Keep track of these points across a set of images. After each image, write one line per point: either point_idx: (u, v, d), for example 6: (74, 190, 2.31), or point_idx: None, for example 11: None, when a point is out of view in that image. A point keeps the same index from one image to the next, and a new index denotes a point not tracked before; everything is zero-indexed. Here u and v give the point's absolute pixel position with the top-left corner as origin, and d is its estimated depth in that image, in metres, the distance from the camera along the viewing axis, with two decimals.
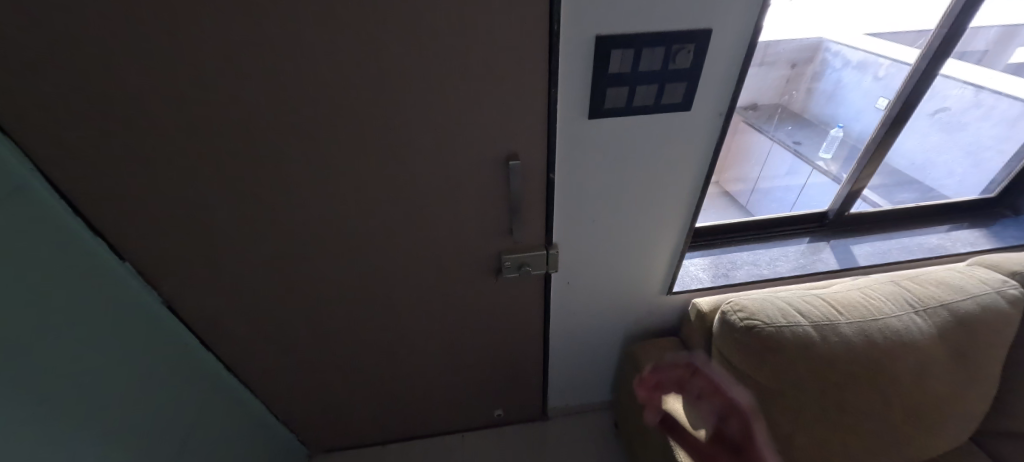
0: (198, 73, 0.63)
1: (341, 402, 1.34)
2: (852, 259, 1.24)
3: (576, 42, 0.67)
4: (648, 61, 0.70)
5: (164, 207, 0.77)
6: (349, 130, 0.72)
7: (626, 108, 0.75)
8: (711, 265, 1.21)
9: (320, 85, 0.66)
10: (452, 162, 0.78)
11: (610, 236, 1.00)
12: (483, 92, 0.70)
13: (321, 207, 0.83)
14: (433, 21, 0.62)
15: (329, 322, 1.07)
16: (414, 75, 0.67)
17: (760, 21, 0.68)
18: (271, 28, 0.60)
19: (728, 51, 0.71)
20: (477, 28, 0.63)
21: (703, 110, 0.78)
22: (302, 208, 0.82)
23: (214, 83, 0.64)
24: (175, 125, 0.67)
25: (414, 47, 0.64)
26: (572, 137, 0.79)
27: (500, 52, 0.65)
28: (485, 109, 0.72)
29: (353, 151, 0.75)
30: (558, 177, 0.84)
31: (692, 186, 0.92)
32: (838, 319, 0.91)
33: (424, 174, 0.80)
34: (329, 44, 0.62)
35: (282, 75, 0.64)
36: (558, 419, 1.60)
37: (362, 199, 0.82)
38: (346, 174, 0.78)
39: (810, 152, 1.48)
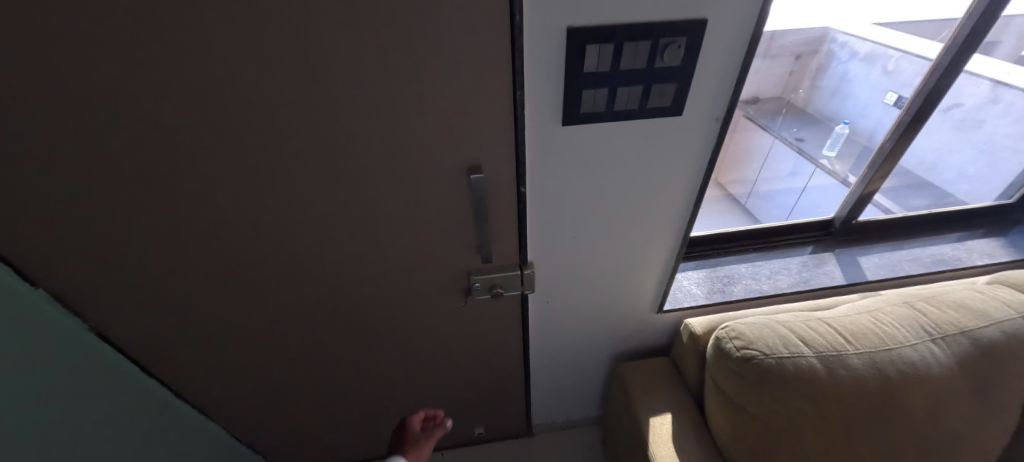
0: (78, 79, 0.51)
1: (309, 425, 1.24)
2: (859, 272, 1.14)
3: (544, 36, 0.56)
4: (630, 57, 0.58)
5: (69, 233, 0.66)
6: (278, 143, 0.60)
7: (607, 113, 0.64)
8: (706, 279, 1.11)
9: (234, 91, 0.54)
10: (407, 177, 0.67)
11: (593, 253, 0.89)
12: (437, 99, 0.59)
13: (258, 228, 0.71)
14: (366, 15, 0.50)
15: (284, 347, 0.97)
16: (350, 79, 0.55)
17: (764, 10, 0.57)
18: (161, 23, 0.48)
19: (725, 45, 0.60)
20: (422, 22, 0.51)
21: (696, 114, 0.67)
22: (236, 230, 0.71)
23: (102, 90, 0.52)
24: (62, 140, 0.56)
25: (347, 46, 0.52)
26: (544, 146, 0.68)
27: (453, 51, 0.54)
28: (441, 117, 0.60)
29: (287, 167, 0.64)
30: (530, 191, 0.74)
31: (683, 198, 0.82)
32: (846, 349, 0.81)
33: (374, 190, 0.69)
34: (238, 43, 0.50)
35: (185, 81, 0.53)
36: (545, 436, 1.51)
37: (305, 219, 0.71)
38: (283, 192, 0.67)
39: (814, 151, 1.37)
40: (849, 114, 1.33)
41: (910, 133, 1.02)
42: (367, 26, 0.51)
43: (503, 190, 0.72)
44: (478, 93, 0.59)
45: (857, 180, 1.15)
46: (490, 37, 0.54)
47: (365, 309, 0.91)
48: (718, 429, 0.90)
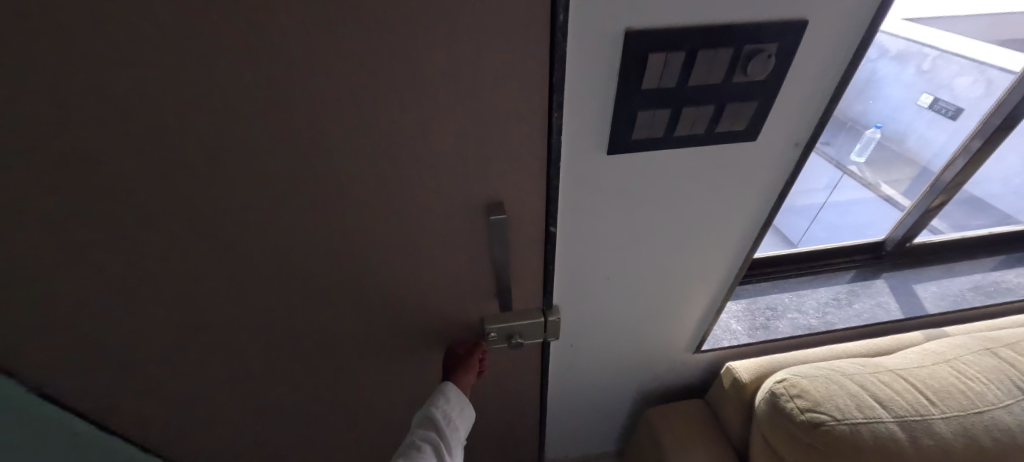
0: None
1: None
2: (917, 306, 1.01)
3: (594, 43, 0.42)
4: (704, 71, 0.44)
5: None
6: (244, 191, 0.46)
7: (665, 139, 0.51)
8: (746, 313, 0.98)
9: (181, 132, 0.40)
10: (411, 217, 0.53)
11: (628, 295, 0.76)
12: (451, 126, 0.44)
13: (221, 292, 0.56)
14: (361, 26, 0.36)
15: (258, 422, 0.80)
16: (338, 109, 0.41)
17: (881, 8, 0.43)
18: (62, 47, 0.33)
19: (822, 55, 0.46)
20: (435, 25, 0.37)
21: (774, 140, 0.54)
22: (191, 296, 0.55)
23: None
24: None
25: (333, 68, 0.38)
26: (583, 179, 0.54)
27: (478, 71, 0.40)
28: (455, 148, 0.46)
29: (256, 218, 0.49)
30: (560, 229, 0.60)
31: (740, 233, 0.68)
32: (930, 412, 0.69)
33: (369, 238, 0.54)
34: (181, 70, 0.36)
35: (113, 123, 0.38)
36: None
37: (283, 275, 0.57)
38: (253, 247, 0.52)
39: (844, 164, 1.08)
40: (881, 117, 1.06)
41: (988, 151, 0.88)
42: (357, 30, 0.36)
43: (529, 230, 0.58)
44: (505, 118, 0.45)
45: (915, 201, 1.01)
46: (525, 46, 0.40)
47: (357, 365, 0.76)
48: None
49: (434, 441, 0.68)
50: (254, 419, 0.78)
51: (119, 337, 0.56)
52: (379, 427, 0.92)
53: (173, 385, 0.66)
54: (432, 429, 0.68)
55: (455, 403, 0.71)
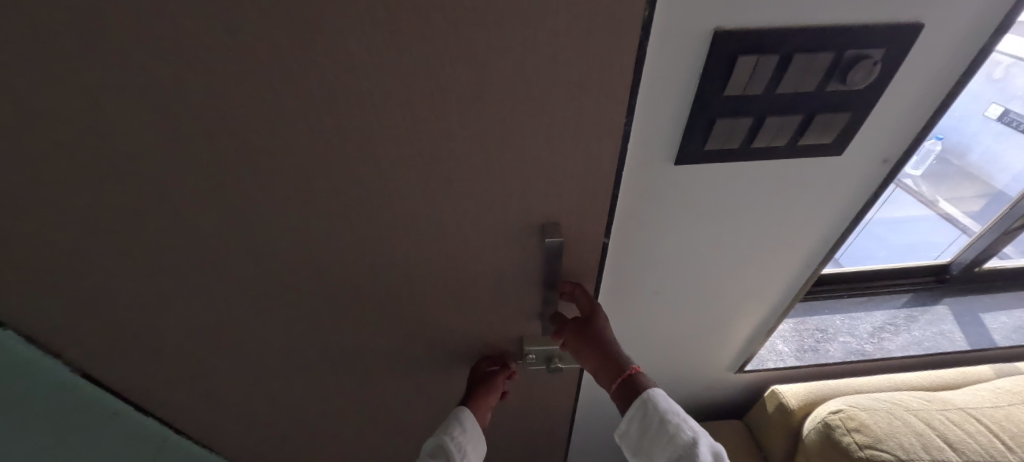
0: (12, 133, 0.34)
1: None
2: (984, 337, 0.94)
3: (679, 44, 0.38)
4: (797, 76, 0.40)
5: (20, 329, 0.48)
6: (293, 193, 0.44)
7: (739, 151, 0.46)
8: (794, 333, 0.92)
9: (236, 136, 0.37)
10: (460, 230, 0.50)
11: (676, 310, 0.72)
12: (515, 136, 0.41)
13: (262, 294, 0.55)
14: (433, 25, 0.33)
15: (288, 423, 0.78)
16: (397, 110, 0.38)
17: (1013, 11, 0.38)
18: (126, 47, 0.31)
19: (933, 61, 0.41)
20: (512, 26, 0.33)
21: (861, 153, 0.49)
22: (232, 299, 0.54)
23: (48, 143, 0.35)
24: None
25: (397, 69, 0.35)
26: (647, 189, 0.50)
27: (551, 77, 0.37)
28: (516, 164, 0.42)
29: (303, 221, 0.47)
30: (615, 239, 0.56)
31: (807, 253, 0.63)
32: (1006, 458, 0.63)
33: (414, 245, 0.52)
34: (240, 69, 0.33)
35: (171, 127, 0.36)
36: None
37: (324, 281, 0.54)
38: (297, 252, 0.50)
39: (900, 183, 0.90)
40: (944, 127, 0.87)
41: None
42: (430, 28, 0.33)
43: (581, 246, 0.54)
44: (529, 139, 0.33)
45: (990, 222, 0.93)
46: (609, 48, 0.36)
47: (385, 373, 0.74)
48: None
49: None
50: (283, 419, 0.77)
51: (160, 337, 0.55)
52: (403, 433, 0.90)
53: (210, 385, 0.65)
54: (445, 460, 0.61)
55: (468, 432, 0.64)
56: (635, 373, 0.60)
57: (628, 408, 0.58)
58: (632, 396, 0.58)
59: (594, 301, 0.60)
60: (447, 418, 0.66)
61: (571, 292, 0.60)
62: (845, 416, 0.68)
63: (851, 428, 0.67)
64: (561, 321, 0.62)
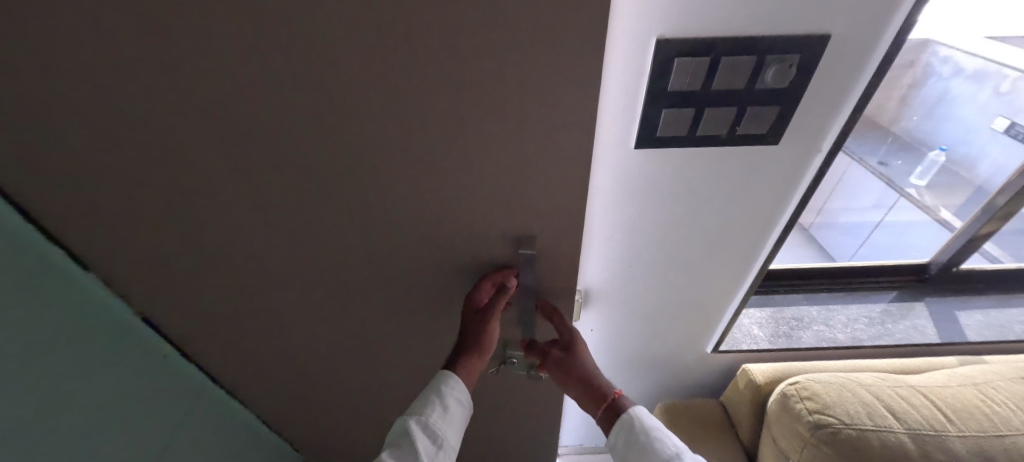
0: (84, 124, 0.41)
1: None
2: (957, 332, 0.98)
3: (629, 46, 0.47)
4: (728, 75, 0.49)
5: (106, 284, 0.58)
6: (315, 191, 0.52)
7: (687, 137, 0.55)
8: (770, 320, 0.99)
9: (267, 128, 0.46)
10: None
11: (650, 285, 0.80)
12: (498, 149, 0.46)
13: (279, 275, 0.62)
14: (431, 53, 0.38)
15: (301, 393, 0.87)
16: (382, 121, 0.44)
17: (907, 25, 0.47)
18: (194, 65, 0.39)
19: (847, 65, 0.49)
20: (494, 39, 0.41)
21: (797, 142, 0.57)
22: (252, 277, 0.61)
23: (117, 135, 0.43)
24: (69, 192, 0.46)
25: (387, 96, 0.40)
26: (613, 169, 0.60)
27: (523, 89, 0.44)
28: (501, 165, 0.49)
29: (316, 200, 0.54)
30: (590, 214, 0.66)
31: (763, 235, 0.71)
32: (946, 430, 0.69)
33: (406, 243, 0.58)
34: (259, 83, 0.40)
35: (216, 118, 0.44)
36: None
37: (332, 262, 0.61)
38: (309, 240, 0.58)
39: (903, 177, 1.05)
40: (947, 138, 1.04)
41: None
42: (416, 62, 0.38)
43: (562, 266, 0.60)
44: (494, 119, 0.41)
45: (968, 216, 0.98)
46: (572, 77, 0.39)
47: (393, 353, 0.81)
48: None
49: (412, 456, 0.57)
50: (297, 389, 0.85)
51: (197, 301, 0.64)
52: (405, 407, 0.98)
53: (238, 351, 0.74)
54: (412, 443, 0.58)
55: (448, 414, 0.60)
56: (616, 398, 0.69)
57: (611, 428, 0.67)
58: (615, 418, 0.67)
59: (573, 331, 0.69)
60: (428, 392, 0.62)
61: (551, 318, 0.67)
62: (799, 387, 0.76)
63: (804, 397, 0.74)
64: (546, 351, 0.71)
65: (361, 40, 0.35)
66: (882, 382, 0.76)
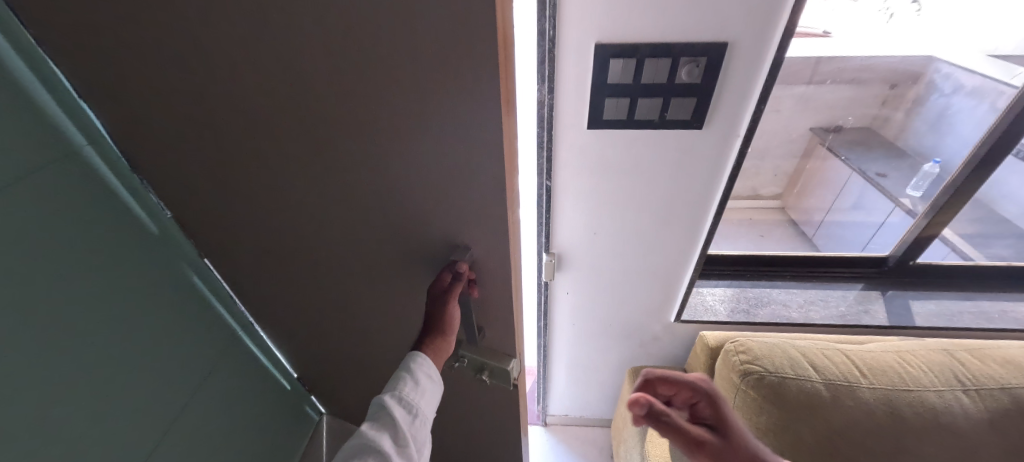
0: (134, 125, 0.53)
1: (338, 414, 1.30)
2: (907, 318, 1.07)
3: (574, 48, 0.64)
4: (652, 71, 0.65)
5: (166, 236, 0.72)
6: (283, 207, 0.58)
7: (628, 121, 0.71)
8: (732, 298, 1.13)
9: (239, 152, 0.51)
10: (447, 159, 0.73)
11: (615, 253, 0.94)
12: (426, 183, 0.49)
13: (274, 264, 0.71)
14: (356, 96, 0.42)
15: (312, 354, 1.01)
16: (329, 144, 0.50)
17: (787, 35, 0.61)
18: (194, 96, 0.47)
19: (745, 66, 0.64)
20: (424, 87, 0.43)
21: (717, 126, 0.72)
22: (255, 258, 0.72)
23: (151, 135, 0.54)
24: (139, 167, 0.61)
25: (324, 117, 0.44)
26: (573, 147, 0.76)
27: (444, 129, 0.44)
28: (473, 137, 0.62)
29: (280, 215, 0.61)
30: (556, 184, 0.82)
31: (703, 208, 0.85)
32: (858, 382, 0.79)
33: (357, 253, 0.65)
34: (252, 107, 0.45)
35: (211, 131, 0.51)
36: (563, 444, 1.54)
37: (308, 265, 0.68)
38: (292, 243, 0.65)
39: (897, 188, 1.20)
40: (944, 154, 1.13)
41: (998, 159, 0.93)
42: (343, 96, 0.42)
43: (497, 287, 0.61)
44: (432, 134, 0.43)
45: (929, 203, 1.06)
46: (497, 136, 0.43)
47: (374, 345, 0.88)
48: None
49: (390, 428, 0.58)
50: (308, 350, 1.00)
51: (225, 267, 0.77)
52: None
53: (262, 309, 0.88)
54: (389, 414, 0.58)
55: (419, 387, 0.60)
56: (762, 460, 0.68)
57: None
58: None
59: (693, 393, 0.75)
60: (397, 369, 0.62)
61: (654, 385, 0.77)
62: (737, 343, 0.87)
63: (739, 351, 0.86)
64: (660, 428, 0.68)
65: (317, 66, 0.40)
66: (812, 344, 0.86)
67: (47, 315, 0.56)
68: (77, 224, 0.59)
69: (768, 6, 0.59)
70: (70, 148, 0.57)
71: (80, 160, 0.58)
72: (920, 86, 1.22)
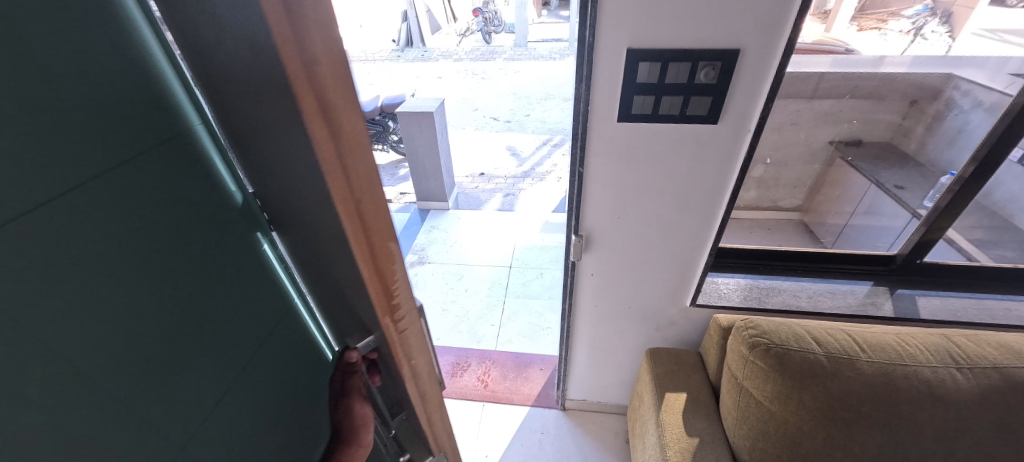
0: None
1: None
2: (911, 311, 1.15)
3: (609, 52, 0.77)
4: (674, 73, 0.78)
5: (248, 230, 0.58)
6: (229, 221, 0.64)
7: (653, 115, 0.84)
8: (744, 287, 1.22)
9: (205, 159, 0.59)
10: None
11: (637, 237, 1.05)
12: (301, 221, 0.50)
13: None
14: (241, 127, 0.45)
15: None
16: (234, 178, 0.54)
17: (790, 44, 0.73)
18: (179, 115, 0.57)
19: (754, 70, 0.76)
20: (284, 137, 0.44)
21: (730, 122, 0.83)
22: None
23: None
24: None
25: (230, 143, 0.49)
26: (604, 138, 0.88)
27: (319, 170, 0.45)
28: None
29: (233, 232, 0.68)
30: (588, 171, 0.94)
31: (717, 197, 0.95)
32: (858, 356, 0.88)
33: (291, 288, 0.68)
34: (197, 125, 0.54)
35: None
36: (581, 427, 1.63)
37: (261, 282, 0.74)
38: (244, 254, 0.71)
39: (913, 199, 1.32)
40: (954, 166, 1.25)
41: (1002, 154, 1.03)
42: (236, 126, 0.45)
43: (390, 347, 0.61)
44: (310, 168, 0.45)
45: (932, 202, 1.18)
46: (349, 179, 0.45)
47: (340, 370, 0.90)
48: (727, 411, 1.00)
49: None
50: None
51: None
52: None
53: None
54: None
55: None
56: None
57: None
58: None
59: None
60: None
61: None
62: (748, 321, 0.96)
63: (749, 326, 0.95)
64: None
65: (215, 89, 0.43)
66: (817, 324, 0.95)
67: (104, 321, 0.41)
68: (149, 200, 0.45)
69: (773, 20, 0.72)
70: (179, 123, 0.48)
71: (186, 137, 0.48)
72: (939, 103, 1.30)
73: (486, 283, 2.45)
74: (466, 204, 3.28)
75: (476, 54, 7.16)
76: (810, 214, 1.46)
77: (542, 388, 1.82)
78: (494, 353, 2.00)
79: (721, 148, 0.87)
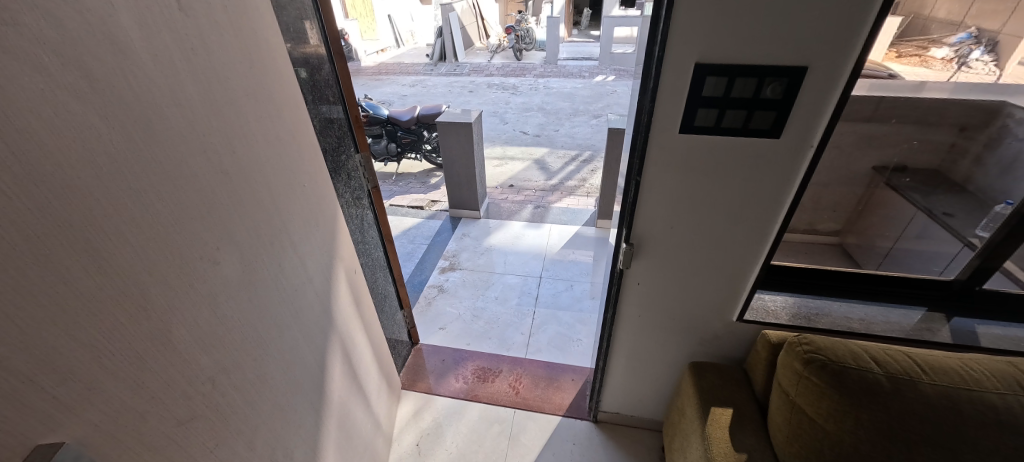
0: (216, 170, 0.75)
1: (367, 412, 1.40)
2: (972, 338, 1.14)
3: (678, 66, 0.80)
4: (740, 87, 0.81)
5: None
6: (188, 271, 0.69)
7: (715, 128, 0.86)
8: (793, 305, 1.22)
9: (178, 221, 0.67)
10: (152, 271, 0.63)
11: (688, 247, 1.06)
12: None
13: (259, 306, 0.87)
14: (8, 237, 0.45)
15: None
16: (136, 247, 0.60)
17: (859, 63, 0.75)
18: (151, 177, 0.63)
19: (822, 86, 0.78)
20: None
21: (794, 137, 0.85)
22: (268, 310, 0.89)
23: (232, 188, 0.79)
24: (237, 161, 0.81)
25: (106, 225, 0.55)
26: (665, 148, 0.91)
27: None
28: (11, 290, 0.47)
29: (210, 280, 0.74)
30: (645, 180, 0.96)
31: (774, 211, 0.96)
32: (920, 377, 0.86)
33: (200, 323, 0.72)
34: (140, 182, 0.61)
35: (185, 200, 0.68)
36: (613, 439, 1.63)
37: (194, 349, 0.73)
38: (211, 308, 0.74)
39: (965, 225, 1.29)
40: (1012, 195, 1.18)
41: None
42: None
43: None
44: None
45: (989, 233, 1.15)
46: None
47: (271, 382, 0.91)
48: (777, 430, 0.99)
49: None
50: None
51: None
52: None
53: None
54: None
55: None
56: None
57: None
58: None
59: None
60: None
61: None
62: (803, 338, 0.96)
63: (804, 341, 0.95)
64: None
65: None
66: (874, 344, 0.94)
67: None
68: None
69: (844, 38, 0.74)
70: None
71: None
72: (992, 130, 1.30)
73: (517, 292, 2.47)
74: (496, 215, 3.33)
75: (509, 70, 7.33)
76: (857, 237, 1.43)
77: (574, 398, 1.82)
78: (525, 361, 2.01)
79: (783, 161, 0.88)
